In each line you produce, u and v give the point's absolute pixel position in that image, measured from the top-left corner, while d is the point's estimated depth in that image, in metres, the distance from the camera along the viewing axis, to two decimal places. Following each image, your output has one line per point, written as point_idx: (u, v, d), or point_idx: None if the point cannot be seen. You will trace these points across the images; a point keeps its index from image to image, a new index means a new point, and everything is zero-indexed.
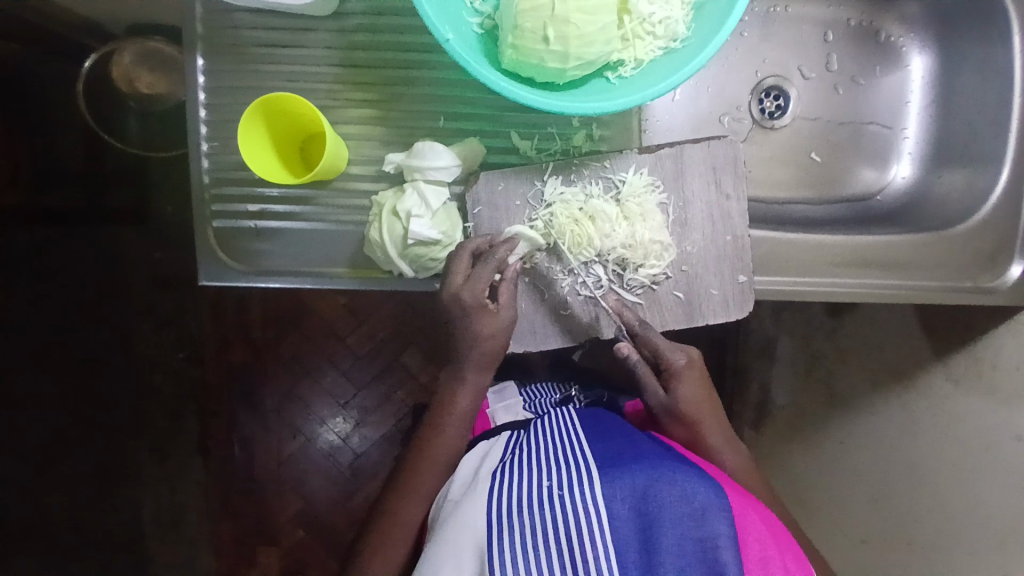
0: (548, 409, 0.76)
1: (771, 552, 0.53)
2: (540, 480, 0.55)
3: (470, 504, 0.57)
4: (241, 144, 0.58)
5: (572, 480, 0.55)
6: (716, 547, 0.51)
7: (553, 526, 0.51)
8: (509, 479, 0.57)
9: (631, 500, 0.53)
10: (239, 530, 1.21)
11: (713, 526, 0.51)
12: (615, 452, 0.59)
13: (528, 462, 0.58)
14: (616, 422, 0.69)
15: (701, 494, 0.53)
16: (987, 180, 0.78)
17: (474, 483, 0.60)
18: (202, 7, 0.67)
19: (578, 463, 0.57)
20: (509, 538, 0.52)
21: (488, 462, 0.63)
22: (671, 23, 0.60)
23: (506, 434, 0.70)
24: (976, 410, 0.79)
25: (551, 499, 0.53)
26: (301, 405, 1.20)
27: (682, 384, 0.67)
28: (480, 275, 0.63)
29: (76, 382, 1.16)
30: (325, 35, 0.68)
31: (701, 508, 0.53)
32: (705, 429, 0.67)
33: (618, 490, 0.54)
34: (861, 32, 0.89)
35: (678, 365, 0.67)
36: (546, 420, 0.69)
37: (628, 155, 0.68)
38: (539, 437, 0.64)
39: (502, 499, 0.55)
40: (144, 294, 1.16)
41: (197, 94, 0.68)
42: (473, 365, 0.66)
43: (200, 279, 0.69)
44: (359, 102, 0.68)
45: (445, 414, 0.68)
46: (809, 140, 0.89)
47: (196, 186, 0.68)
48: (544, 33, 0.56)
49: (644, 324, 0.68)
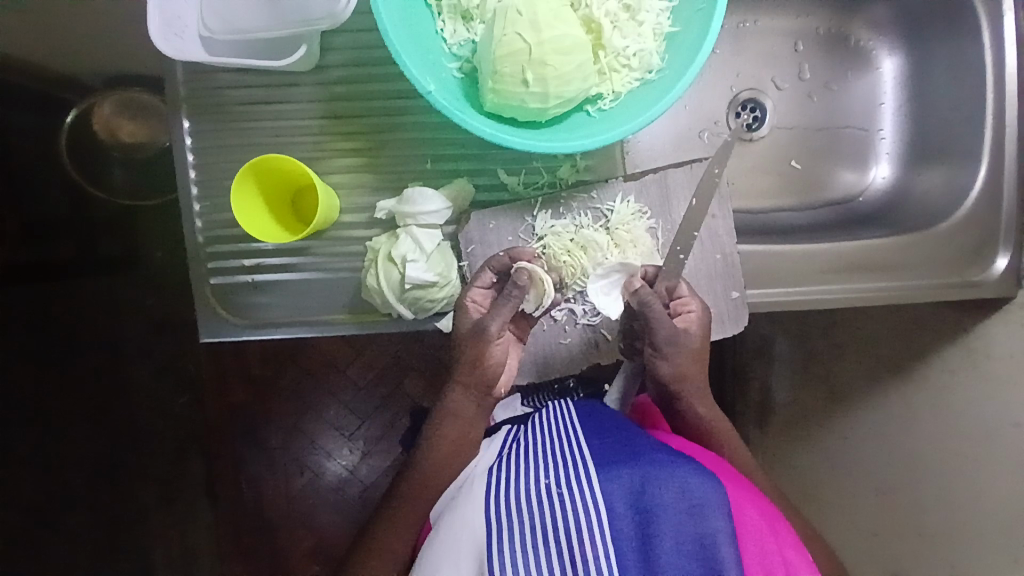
0: (544, 404, 0.75)
1: (769, 547, 0.54)
2: (540, 479, 0.56)
3: (467, 504, 0.57)
4: (236, 209, 0.60)
5: (571, 480, 0.56)
6: (715, 544, 0.51)
7: (553, 526, 0.53)
8: (509, 477, 0.58)
9: (629, 496, 0.54)
10: (253, 569, 1.21)
11: (711, 522, 0.52)
12: (612, 448, 0.60)
13: (526, 460, 0.59)
14: (610, 415, 0.70)
15: (700, 490, 0.54)
16: (966, 177, 0.80)
17: (472, 483, 0.61)
18: (184, 70, 0.68)
19: (576, 462, 0.58)
20: (509, 537, 0.53)
21: (487, 460, 0.64)
22: (646, 55, 0.62)
23: (506, 430, 0.71)
24: (974, 400, 0.80)
25: (550, 498, 0.54)
26: (306, 440, 1.20)
27: (695, 331, 0.67)
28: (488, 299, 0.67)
29: (78, 436, 1.16)
30: (307, 88, 0.69)
31: (699, 504, 0.53)
32: (688, 390, 0.68)
33: (617, 488, 0.54)
34: (831, 39, 0.91)
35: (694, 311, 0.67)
36: (541, 416, 0.70)
37: (615, 184, 0.70)
38: (536, 435, 0.65)
39: (500, 497, 0.55)
40: (141, 342, 1.16)
41: (185, 155, 0.69)
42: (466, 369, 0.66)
43: (201, 335, 0.70)
44: (345, 151, 0.70)
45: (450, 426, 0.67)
46: (789, 148, 0.90)
47: (190, 246, 0.69)
48: (524, 76, 0.58)
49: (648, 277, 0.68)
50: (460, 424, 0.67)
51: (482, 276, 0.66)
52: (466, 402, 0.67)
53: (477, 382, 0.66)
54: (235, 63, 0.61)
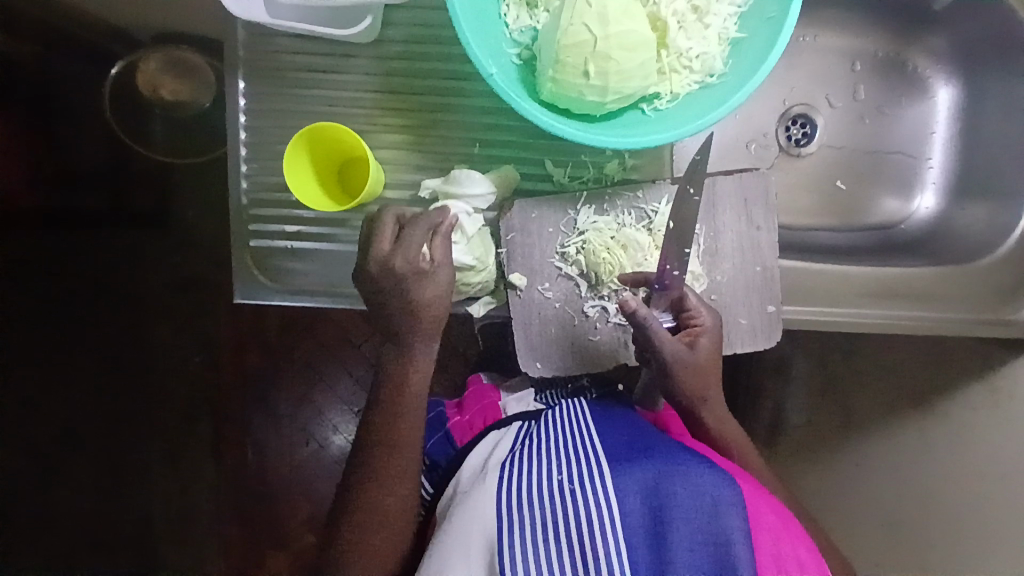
0: (560, 400, 0.74)
1: (787, 550, 0.54)
2: (552, 473, 0.57)
3: (479, 496, 0.58)
4: (288, 173, 0.61)
5: (583, 474, 0.56)
6: (729, 543, 0.51)
7: (564, 519, 0.53)
8: (519, 470, 0.58)
9: (641, 494, 0.54)
10: (251, 531, 1.22)
11: (725, 522, 0.52)
12: (626, 447, 0.60)
13: (539, 454, 0.60)
14: (628, 418, 0.69)
15: (713, 490, 0.54)
16: (1011, 216, 0.79)
17: (484, 476, 0.62)
18: (244, 31, 0.68)
19: (588, 458, 0.58)
20: (519, 530, 0.53)
21: (498, 452, 0.65)
22: (708, 58, 0.62)
23: (516, 425, 0.70)
24: (996, 441, 0.79)
25: (563, 493, 0.55)
26: (316, 411, 1.21)
27: (705, 343, 0.65)
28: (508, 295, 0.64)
29: (96, 383, 1.18)
30: (365, 61, 0.69)
31: (712, 503, 0.53)
32: (710, 394, 0.67)
33: (629, 485, 0.55)
34: (889, 62, 0.90)
35: (703, 324, 0.66)
36: (554, 413, 0.69)
37: (662, 186, 0.69)
38: (550, 430, 0.65)
39: (510, 493, 0.56)
40: (166, 298, 1.17)
41: (238, 115, 0.69)
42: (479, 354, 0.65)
43: (237, 296, 0.71)
44: (395, 127, 0.70)
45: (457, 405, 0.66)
46: (834, 168, 0.89)
47: (234, 207, 0.70)
48: (585, 68, 0.58)
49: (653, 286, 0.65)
50: None
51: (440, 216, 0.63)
52: None
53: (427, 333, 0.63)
54: (298, 29, 0.62)
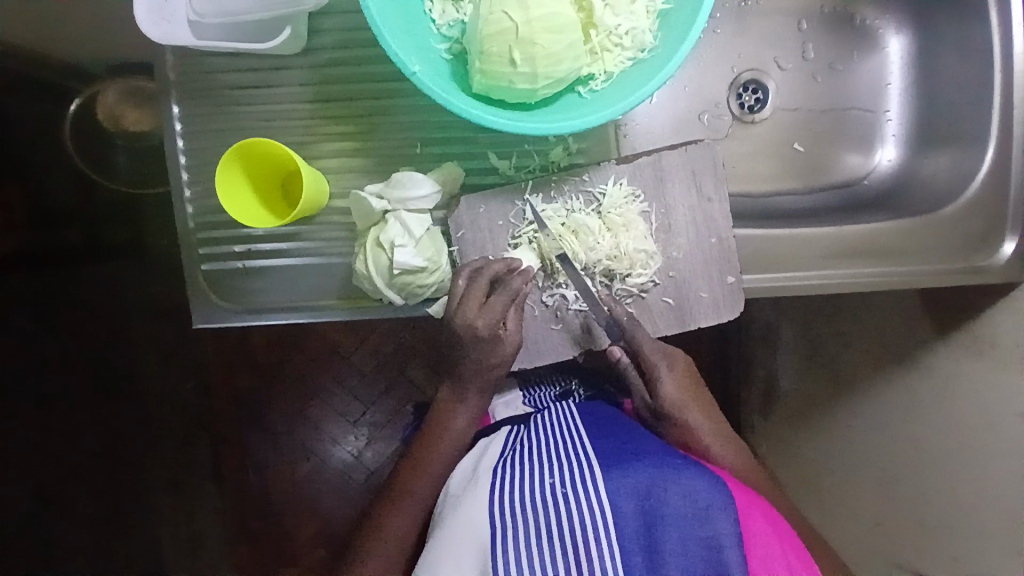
0: (548, 403, 0.75)
1: (777, 556, 0.52)
2: (544, 477, 0.55)
3: (472, 501, 0.56)
4: (220, 191, 0.60)
5: (576, 478, 0.55)
6: (719, 546, 0.51)
7: (559, 525, 0.51)
8: (512, 475, 0.57)
9: (635, 497, 0.53)
10: (260, 551, 1.22)
11: (717, 525, 0.51)
12: (616, 450, 0.59)
13: (530, 459, 0.59)
14: (611, 415, 0.70)
15: (704, 492, 0.53)
16: (972, 160, 0.77)
17: (475, 480, 0.60)
18: (174, 55, 0.68)
19: (581, 461, 0.57)
20: (514, 532, 0.52)
21: (490, 457, 0.63)
22: (639, 33, 0.60)
23: (506, 429, 0.71)
24: (978, 388, 0.78)
25: (556, 497, 0.53)
26: (312, 426, 1.20)
27: (665, 373, 0.68)
28: (494, 304, 0.63)
29: (84, 420, 1.18)
30: (297, 72, 0.68)
31: (704, 505, 0.52)
32: (688, 415, 0.68)
33: (623, 487, 0.53)
34: (837, 17, 0.89)
35: (658, 371, 0.68)
36: (545, 416, 0.69)
37: (606, 166, 0.69)
38: (541, 434, 0.64)
39: (505, 496, 0.54)
40: (145, 328, 1.17)
41: (175, 140, 0.69)
42: (472, 390, 0.67)
43: (194, 320, 0.70)
44: (336, 135, 0.69)
45: (434, 434, 0.68)
46: (792, 130, 0.88)
47: (182, 232, 0.69)
48: (511, 56, 0.57)
49: (631, 318, 0.67)
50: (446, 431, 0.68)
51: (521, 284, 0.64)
52: (463, 423, 0.68)
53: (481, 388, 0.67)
54: (220, 46, 0.61)
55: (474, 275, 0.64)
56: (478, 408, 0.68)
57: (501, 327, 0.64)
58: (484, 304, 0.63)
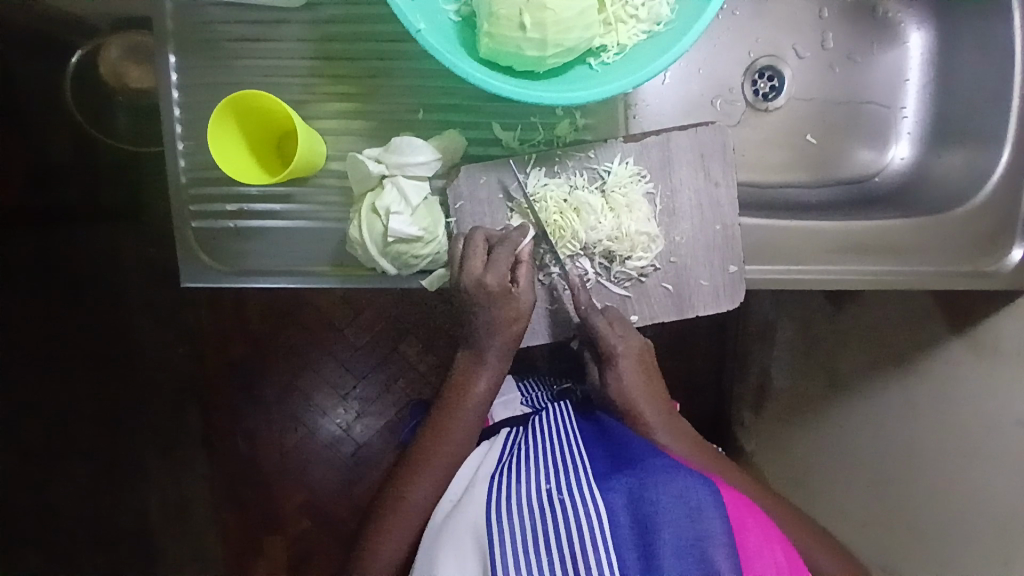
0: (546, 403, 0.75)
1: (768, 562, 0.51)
2: (538, 481, 0.54)
3: (469, 509, 0.55)
4: (210, 143, 0.58)
5: (571, 483, 0.53)
6: (710, 549, 0.48)
7: (552, 531, 0.49)
8: (507, 481, 0.55)
9: (629, 502, 0.50)
10: (245, 518, 1.22)
11: (709, 526, 0.49)
12: (611, 456, 0.57)
13: (525, 463, 0.57)
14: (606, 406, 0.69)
15: (696, 493, 0.51)
16: (988, 161, 0.75)
17: (473, 487, 0.58)
18: (172, 3, 0.65)
19: (577, 466, 0.55)
20: (504, 532, 0.50)
21: (488, 462, 0.62)
22: (655, 5, 0.58)
23: (506, 431, 0.69)
24: (975, 395, 0.76)
25: (551, 503, 0.51)
26: (301, 396, 1.19)
27: (624, 367, 0.67)
28: (499, 259, 0.62)
29: (71, 377, 1.17)
30: (298, 27, 0.66)
31: (697, 507, 0.50)
32: (641, 411, 0.67)
33: (617, 492, 0.51)
34: (858, 6, 0.86)
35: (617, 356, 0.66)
36: (540, 418, 0.68)
37: (613, 144, 0.67)
38: (538, 438, 0.63)
39: (500, 503, 0.53)
40: (136, 288, 1.15)
41: (170, 91, 0.67)
42: (495, 350, 0.65)
43: (183, 280, 0.68)
44: (336, 95, 0.67)
45: (453, 402, 0.65)
46: (805, 121, 0.86)
47: (173, 187, 0.67)
48: (520, 20, 0.54)
49: (592, 307, 0.66)
50: (466, 396, 0.65)
51: (521, 241, 0.64)
52: (484, 388, 0.65)
53: (502, 349, 0.65)
54: None
55: (470, 236, 0.64)
56: (500, 374, 0.66)
57: (512, 283, 0.63)
58: (489, 259, 0.63)
